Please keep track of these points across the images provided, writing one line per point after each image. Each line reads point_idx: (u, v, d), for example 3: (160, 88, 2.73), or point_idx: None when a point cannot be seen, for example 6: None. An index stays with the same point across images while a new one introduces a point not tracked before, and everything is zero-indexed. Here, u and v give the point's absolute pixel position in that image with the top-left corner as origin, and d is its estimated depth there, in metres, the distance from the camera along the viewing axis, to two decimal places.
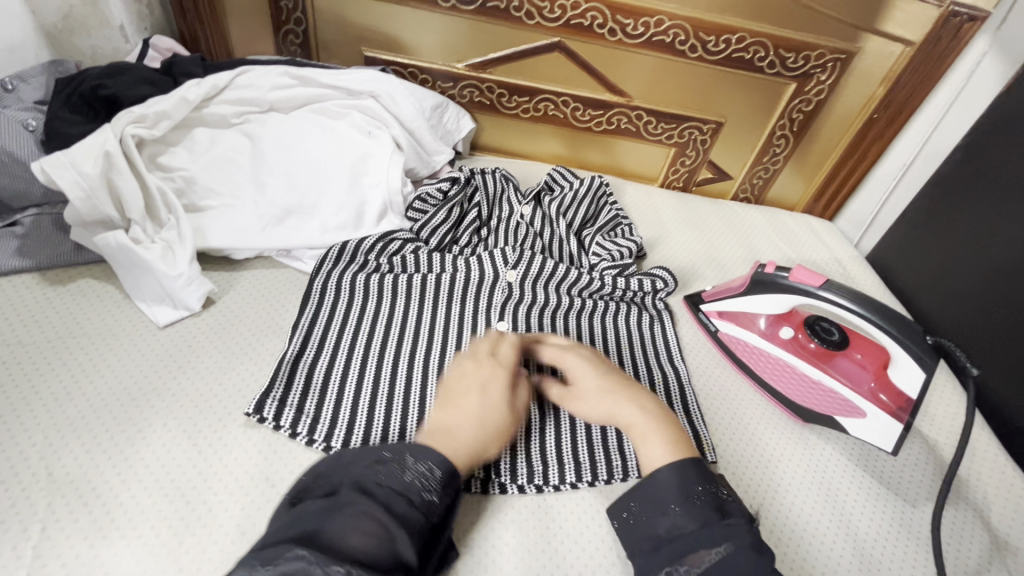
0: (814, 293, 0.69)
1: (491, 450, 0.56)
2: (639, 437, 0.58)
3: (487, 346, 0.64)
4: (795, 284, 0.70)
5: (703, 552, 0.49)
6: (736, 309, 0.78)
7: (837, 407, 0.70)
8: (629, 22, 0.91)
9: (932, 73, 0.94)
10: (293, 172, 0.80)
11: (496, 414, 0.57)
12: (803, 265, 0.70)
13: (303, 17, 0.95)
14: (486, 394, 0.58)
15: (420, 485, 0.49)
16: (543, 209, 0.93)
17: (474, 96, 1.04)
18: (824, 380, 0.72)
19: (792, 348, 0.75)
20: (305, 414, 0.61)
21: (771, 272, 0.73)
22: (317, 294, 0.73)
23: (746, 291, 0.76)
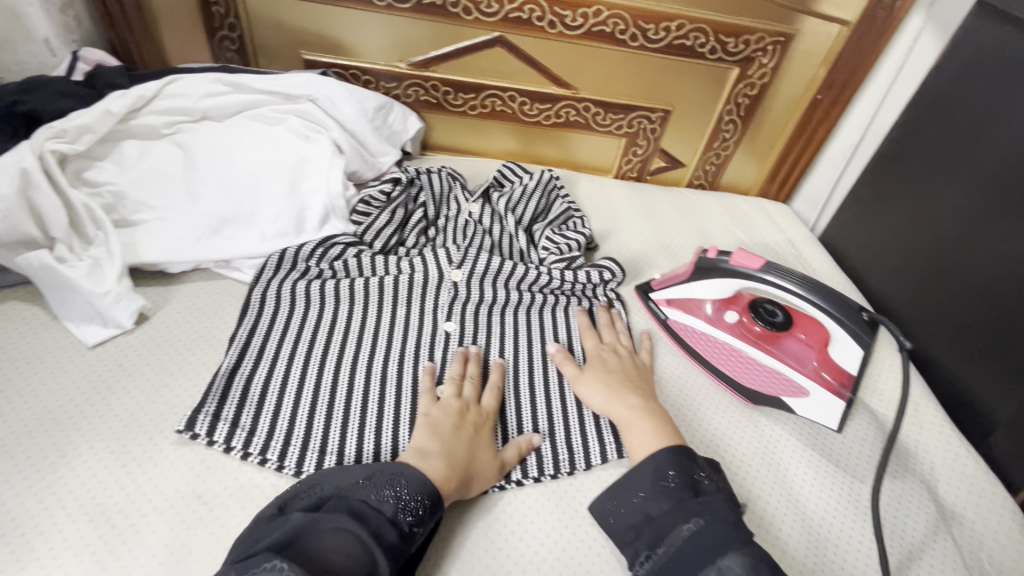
0: (756, 277, 0.69)
1: (470, 490, 0.57)
2: (628, 426, 0.62)
3: (470, 391, 0.65)
4: (737, 268, 0.70)
5: (679, 530, 0.50)
6: (683, 296, 0.78)
7: (784, 388, 0.71)
8: (568, 14, 0.91)
9: (872, 52, 0.95)
10: (229, 180, 0.78)
11: (478, 460, 0.59)
12: (742, 248, 0.71)
13: (237, 22, 0.93)
14: (471, 441, 0.60)
15: (406, 515, 0.50)
16: (492, 205, 0.92)
17: (419, 95, 1.03)
18: (770, 362, 0.73)
19: (739, 332, 0.75)
20: (240, 427, 0.59)
21: (714, 258, 0.73)
22: (256, 305, 0.72)
23: (691, 278, 0.76)
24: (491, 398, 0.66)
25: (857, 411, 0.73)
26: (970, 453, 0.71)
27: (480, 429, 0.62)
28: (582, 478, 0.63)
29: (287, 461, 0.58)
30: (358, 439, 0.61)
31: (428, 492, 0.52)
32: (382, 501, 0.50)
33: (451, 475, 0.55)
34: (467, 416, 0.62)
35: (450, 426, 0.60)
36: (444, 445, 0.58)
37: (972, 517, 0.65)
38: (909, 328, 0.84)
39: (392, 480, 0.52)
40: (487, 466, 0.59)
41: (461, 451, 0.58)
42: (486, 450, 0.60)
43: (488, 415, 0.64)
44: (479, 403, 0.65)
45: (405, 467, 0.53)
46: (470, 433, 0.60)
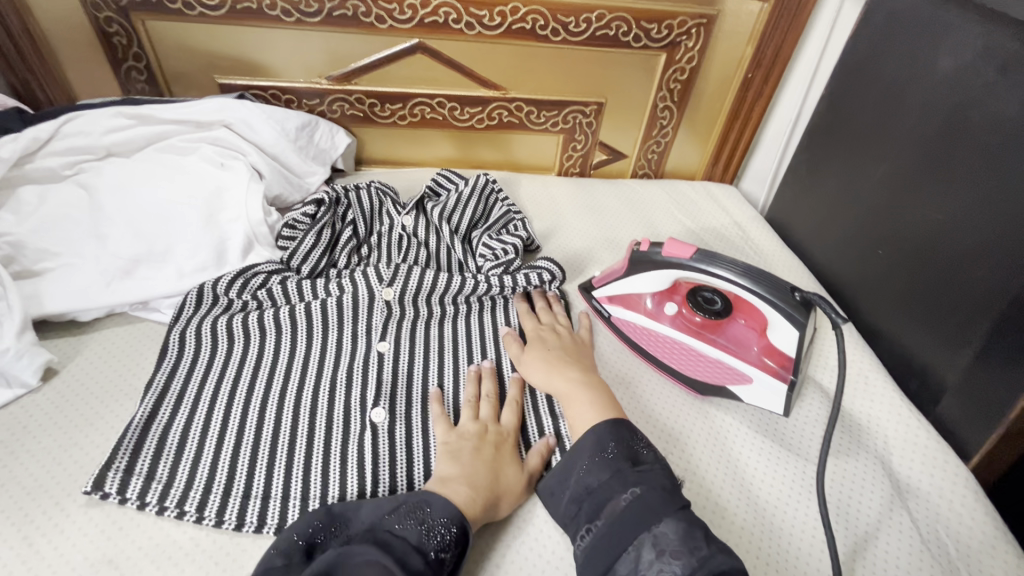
0: (687, 265, 0.68)
1: (501, 509, 0.55)
2: (573, 402, 0.62)
3: (488, 412, 0.63)
4: (670, 258, 0.68)
5: (613, 501, 0.50)
6: (623, 292, 0.76)
7: (727, 376, 0.69)
8: (484, 13, 0.89)
9: (796, 25, 0.94)
10: (140, 217, 0.74)
11: (506, 479, 0.57)
12: (674, 238, 0.69)
13: (142, 51, 0.89)
14: (496, 459, 0.58)
15: (434, 543, 0.48)
16: (427, 216, 0.89)
17: (345, 110, 0.99)
18: (712, 351, 0.71)
19: (680, 323, 0.74)
20: (156, 480, 0.56)
21: (646, 250, 0.71)
22: (175, 347, 0.68)
23: (627, 273, 0.74)
24: (511, 414, 0.64)
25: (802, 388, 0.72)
26: (922, 423, 0.69)
27: (502, 447, 0.60)
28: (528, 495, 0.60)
29: (206, 512, 0.55)
30: (286, 478, 0.58)
31: (455, 518, 0.50)
32: (405, 530, 0.48)
33: (475, 497, 0.54)
34: (487, 437, 0.60)
35: (475, 448, 0.59)
36: (466, 468, 0.56)
37: (928, 489, 0.64)
38: (858, 300, 0.82)
39: (415, 508, 0.51)
40: (514, 482, 0.57)
41: (484, 474, 0.56)
42: (510, 467, 0.58)
43: (509, 432, 0.62)
44: (499, 422, 0.63)
45: (429, 495, 0.52)
46: (490, 453, 0.58)
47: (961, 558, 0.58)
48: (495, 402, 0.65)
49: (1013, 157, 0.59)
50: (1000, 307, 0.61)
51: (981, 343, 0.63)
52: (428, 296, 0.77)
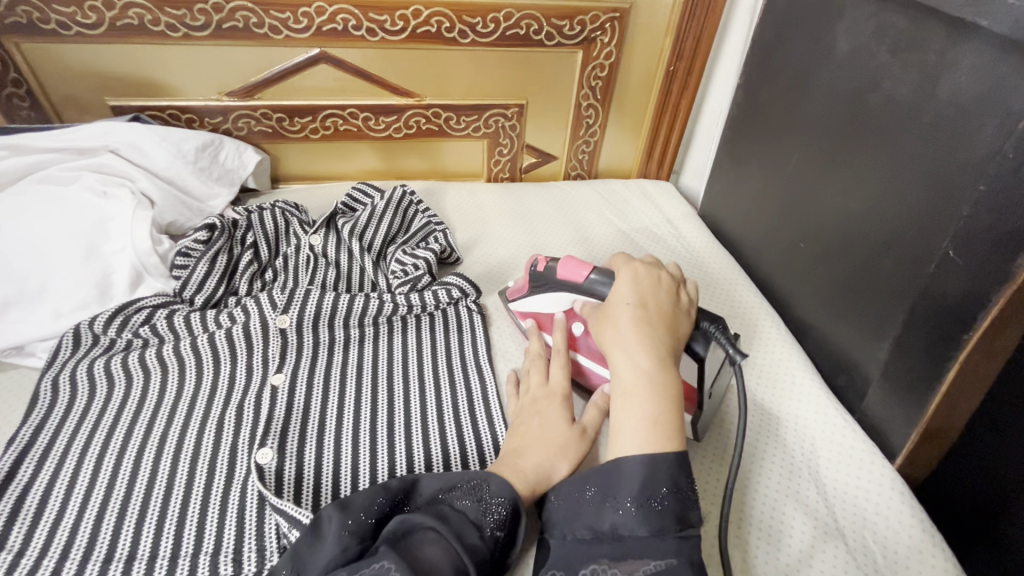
0: (584, 288, 0.63)
1: (562, 466, 0.54)
2: (623, 395, 0.52)
3: (537, 378, 0.63)
4: (566, 281, 0.65)
5: (640, 561, 0.44)
6: (535, 311, 0.71)
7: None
8: (385, 18, 0.84)
9: (712, 16, 0.91)
10: (10, 254, 0.69)
11: (558, 436, 0.55)
12: (569, 256, 0.65)
13: (21, 76, 0.83)
14: (547, 419, 0.57)
15: (491, 521, 0.47)
16: (337, 234, 0.85)
17: (252, 126, 0.94)
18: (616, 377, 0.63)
19: (589, 347, 0.65)
20: (6, 549, 0.51)
21: (542, 270, 0.68)
22: (46, 396, 0.62)
23: (531, 292, 0.70)
24: (559, 373, 0.62)
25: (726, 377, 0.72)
26: (846, 420, 0.67)
27: (549, 407, 0.59)
28: None
29: None
30: (155, 534, 0.53)
31: (513, 499, 0.48)
32: (465, 507, 0.47)
33: (527, 470, 0.52)
34: (536, 401, 0.60)
35: (528, 415, 0.58)
36: (520, 439, 0.56)
37: (853, 491, 0.61)
38: (788, 294, 0.79)
39: (476, 483, 0.49)
40: (571, 442, 0.55)
41: (531, 442, 0.55)
42: (560, 424, 0.56)
43: (560, 390, 0.60)
44: (548, 382, 0.62)
45: (489, 473, 0.50)
46: (541, 416, 0.58)
47: (887, 565, 0.55)
48: (543, 364, 0.65)
49: (911, 141, 0.56)
50: (910, 298, 0.58)
51: (898, 336, 0.60)
52: (329, 321, 0.72)
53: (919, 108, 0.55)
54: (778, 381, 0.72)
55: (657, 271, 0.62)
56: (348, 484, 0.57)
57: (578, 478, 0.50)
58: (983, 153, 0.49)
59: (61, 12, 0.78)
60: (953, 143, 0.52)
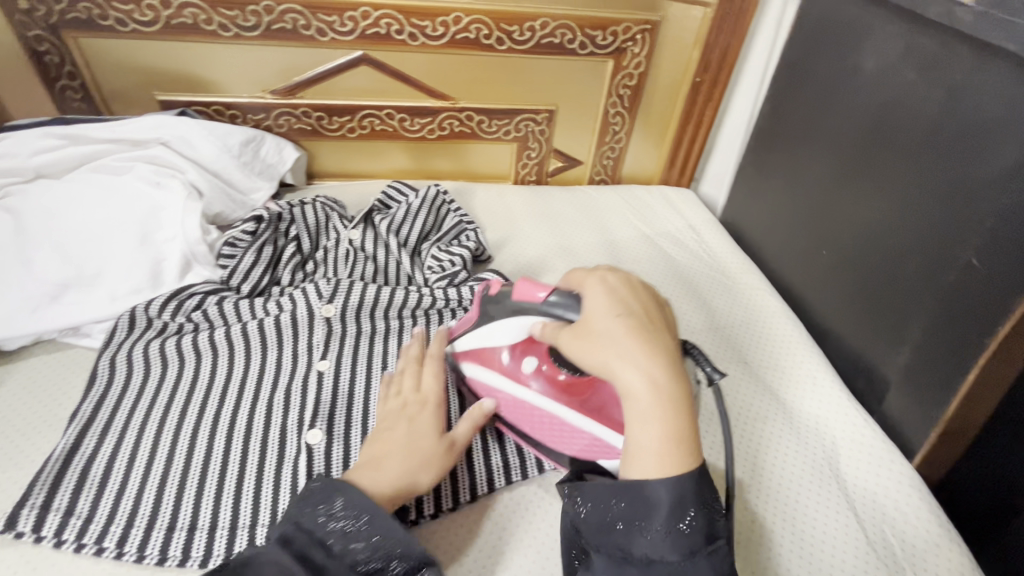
0: (540, 308, 0.56)
1: (424, 478, 0.54)
2: (637, 417, 0.47)
3: (410, 381, 0.61)
4: (521, 303, 0.59)
5: None
6: (479, 343, 0.65)
7: (597, 450, 0.58)
8: (427, 24, 0.88)
9: (740, 30, 0.94)
10: (69, 238, 0.72)
11: (422, 447, 0.55)
12: (523, 278, 0.59)
13: (76, 70, 0.87)
14: (414, 427, 0.57)
15: (343, 534, 0.45)
16: (374, 229, 0.89)
17: (292, 124, 0.97)
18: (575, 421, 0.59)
19: (541, 385, 0.62)
20: (75, 515, 0.53)
21: (493, 294, 0.64)
22: (104, 375, 0.65)
23: (479, 321, 0.64)
24: (433, 379, 0.62)
25: (744, 372, 0.76)
26: (866, 420, 0.70)
27: (421, 416, 0.58)
28: (467, 511, 0.59)
29: (128, 546, 0.52)
30: (214, 507, 0.55)
31: (364, 509, 0.46)
32: (320, 524, 0.45)
33: (386, 484, 0.52)
34: (406, 407, 0.59)
35: (397, 422, 0.57)
36: (382, 446, 0.55)
37: (873, 488, 0.64)
38: (809, 299, 0.82)
39: (330, 497, 0.47)
40: (433, 454, 0.55)
41: (395, 453, 0.54)
42: (429, 436, 0.56)
43: (433, 397, 0.60)
44: (420, 388, 0.61)
45: (347, 485, 0.48)
46: (410, 424, 0.57)
47: (906, 558, 0.59)
48: (419, 368, 0.63)
49: (936, 156, 0.59)
50: (931, 305, 0.61)
51: (920, 340, 0.63)
52: (370, 313, 0.75)
53: (943, 125, 0.58)
54: (801, 382, 0.75)
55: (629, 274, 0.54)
56: None
57: (605, 495, 0.48)
58: (1010, 165, 0.52)
59: (119, 10, 0.82)
60: (977, 159, 0.55)
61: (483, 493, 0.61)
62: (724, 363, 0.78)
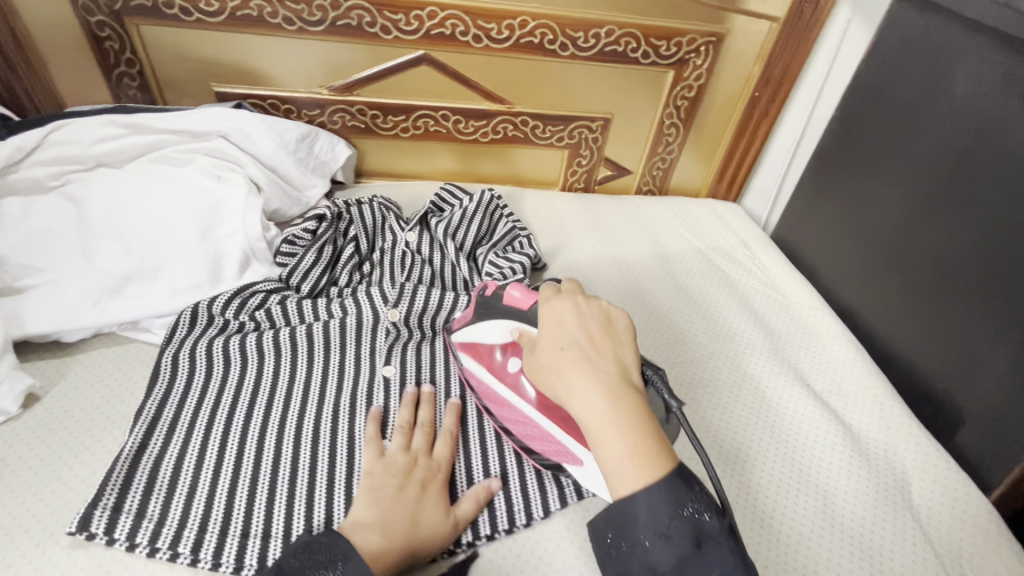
0: (526, 316, 0.58)
1: (422, 550, 0.51)
2: (594, 440, 0.46)
3: (422, 443, 0.59)
4: (511, 307, 0.61)
5: None
6: (473, 339, 0.64)
7: (562, 454, 0.57)
8: (492, 26, 0.87)
9: (804, 45, 0.94)
10: (132, 230, 0.71)
11: (430, 516, 0.53)
12: (516, 284, 0.61)
13: (135, 57, 0.85)
14: (424, 495, 0.54)
15: None
16: (430, 232, 0.87)
17: (346, 121, 0.96)
18: (546, 424, 0.57)
19: (522, 386, 0.59)
20: (147, 518, 0.52)
21: (489, 297, 0.65)
22: (167, 371, 0.64)
23: (476, 319, 0.64)
24: (444, 447, 0.60)
25: (810, 396, 0.75)
26: (938, 451, 0.69)
27: (429, 485, 0.55)
28: (540, 527, 0.58)
29: (202, 553, 0.51)
30: (287, 515, 0.54)
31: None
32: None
33: (390, 549, 0.49)
34: (414, 471, 0.56)
35: (405, 484, 0.54)
36: (388, 509, 0.52)
37: (949, 520, 0.63)
38: (871, 323, 0.83)
39: (330, 560, 0.47)
40: (434, 528, 0.52)
41: (403, 518, 0.51)
42: (434, 507, 0.54)
43: (442, 467, 0.58)
44: (431, 455, 0.59)
45: (348, 549, 0.47)
46: (420, 492, 0.54)
47: None
48: (430, 431, 0.61)
49: None
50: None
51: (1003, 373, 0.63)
52: (432, 318, 0.75)
53: None
54: (869, 408, 0.74)
55: (573, 297, 0.54)
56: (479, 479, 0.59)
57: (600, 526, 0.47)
58: None
59: None
60: None
61: (555, 511, 0.58)
62: (789, 384, 0.77)
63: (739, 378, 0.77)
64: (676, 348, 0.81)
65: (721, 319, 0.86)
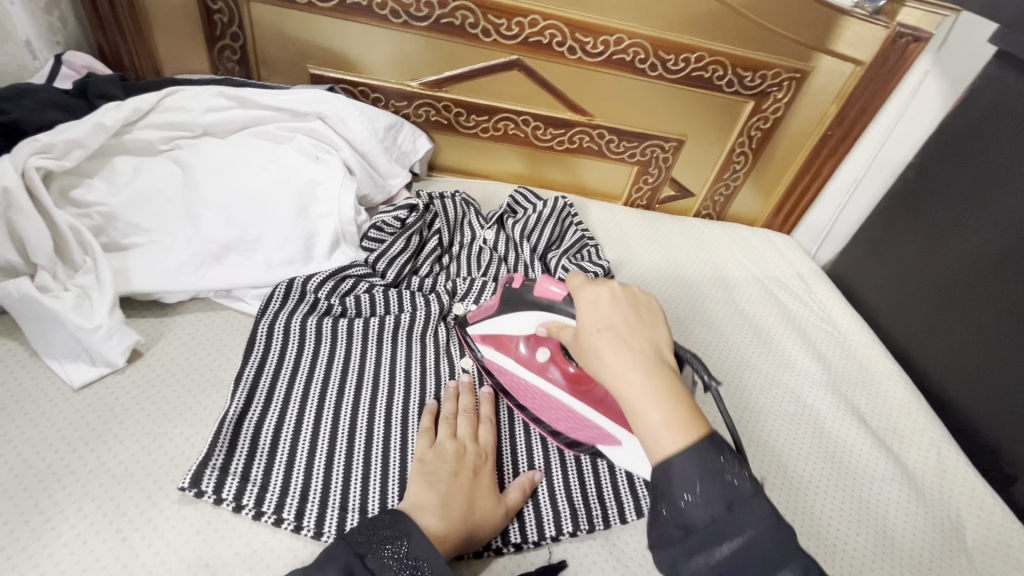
0: (561, 308, 0.57)
1: (479, 535, 0.52)
2: (630, 412, 0.44)
3: (467, 430, 0.60)
4: (538, 299, 0.59)
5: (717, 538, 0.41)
6: (497, 331, 0.66)
7: (595, 434, 0.62)
8: (589, 40, 0.89)
9: (883, 89, 0.95)
10: (234, 199, 0.72)
11: (483, 499, 0.53)
12: (546, 275, 0.58)
13: (240, 32, 0.88)
14: (476, 481, 0.55)
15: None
16: (506, 232, 0.90)
17: (430, 115, 0.98)
18: (581, 410, 0.62)
19: (554, 376, 0.64)
20: (251, 482, 0.53)
21: (517, 288, 0.62)
22: (263, 341, 0.66)
23: (499, 310, 0.65)
24: (487, 433, 0.60)
25: (867, 431, 0.77)
26: (993, 497, 0.72)
27: (480, 470, 0.56)
28: (618, 532, 0.59)
29: (305, 521, 0.52)
30: (381, 492, 0.55)
31: (434, 559, 0.46)
32: (381, 564, 0.45)
33: (450, 533, 0.49)
34: (465, 458, 0.56)
35: (458, 468, 0.55)
36: (446, 492, 0.52)
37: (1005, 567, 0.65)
38: (927, 367, 0.86)
39: (395, 536, 0.47)
40: (489, 512, 0.53)
41: (460, 501, 0.52)
42: (486, 493, 0.54)
43: (486, 451, 0.58)
44: (477, 440, 0.59)
45: (411, 526, 0.48)
46: (473, 476, 0.55)
47: None
48: (472, 418, 0.61)
49: None
50: None
51: None
52: None
53: None
54: (927, 451, 0.76)
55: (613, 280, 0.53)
56: (561, 482, 0.60)
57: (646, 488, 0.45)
58: None
59: None
60: None
61: (631, 520, 0.59)
62: (847, 418, 0.79)
63: (799, 407, 0.79)
64: (737, 370, 0.82)
65: (778, 346, 0.88)
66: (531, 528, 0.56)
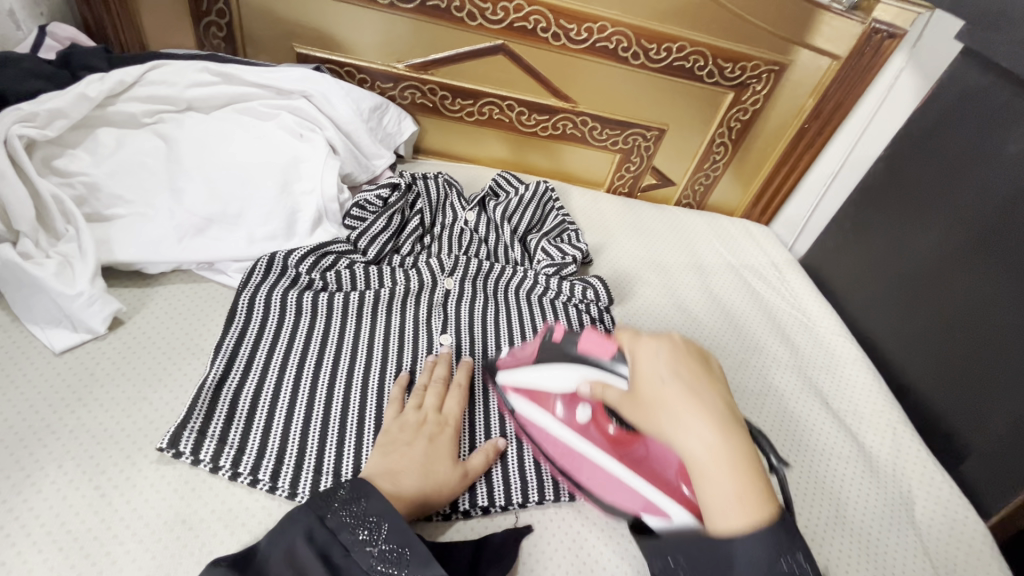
0: (606, 367, 0.57)
1: (435, 500, 0.53)
2: (700, 477, 0.44)
3: (432, 401, 0.61)
4: (585, 353, 0.59)
5: None
6: (533, 384, 0.62)
7: (642, 505, 0.54)
8: (573, 27, 0.90)
9: (859, 83, 0.97)
10: (215, 173, 0.73)
11: (439, 463, 0.55)
12: (592, 330, 0.60)
13: (226, 8, 0.88)
14: (432, 446, 0.56)
15: (363, 538, 0.47)
16: (487, 214, 0.91)
17: (416, 98, 1.00)
18: (628, 479, 0.56)
19: (596, 437, 0.59)
20: (228, 444, 0.55)
21: (559, 339, 0.62)
22: (244, 311, 0.67)
23: (537, 360, 0.63)
24: (454, 403, 0.62)
25: (828, 411, 0.81)
26: (944, 476, 0.75)
27: (438, 437, 0.58)
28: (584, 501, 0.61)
29: (280, 482, 0.54)
30: (354, 456, 0.57)
31: (390, 515, 0.48)
32: (340, 522, 0.47)
33: (402, 497, 0.51)
34: (425, 427, 0.58)
35: (415, 438, 0.57)
36: (399, 461, 0.54)
37: (946, 538, 0.69)
38: (891, 354, 0.90)
39: (354, 497, 0.49)
40: (445, 479, 0.55)
41: (414, 466, 0.54)
42: (445, 459, 0.56)
43: (450, 421, 0.60)
44: (442, 410, 0.61)
45: (370, 487, 0.49)
46: (428, 444, 0.56)
47: None
48: (445, 390, 0.63)
49: None
50: None
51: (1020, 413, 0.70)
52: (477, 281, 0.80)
53: None
54: (883, 433, 0.80)
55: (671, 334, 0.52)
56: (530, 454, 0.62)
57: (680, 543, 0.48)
58: None
59: None
60: None
61: None
62: (810, 398, 0.82)
63: (765, 386, 0.82)
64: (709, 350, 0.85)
65: (748, 331, 0.91)
66: (497, 494, 0.58)
